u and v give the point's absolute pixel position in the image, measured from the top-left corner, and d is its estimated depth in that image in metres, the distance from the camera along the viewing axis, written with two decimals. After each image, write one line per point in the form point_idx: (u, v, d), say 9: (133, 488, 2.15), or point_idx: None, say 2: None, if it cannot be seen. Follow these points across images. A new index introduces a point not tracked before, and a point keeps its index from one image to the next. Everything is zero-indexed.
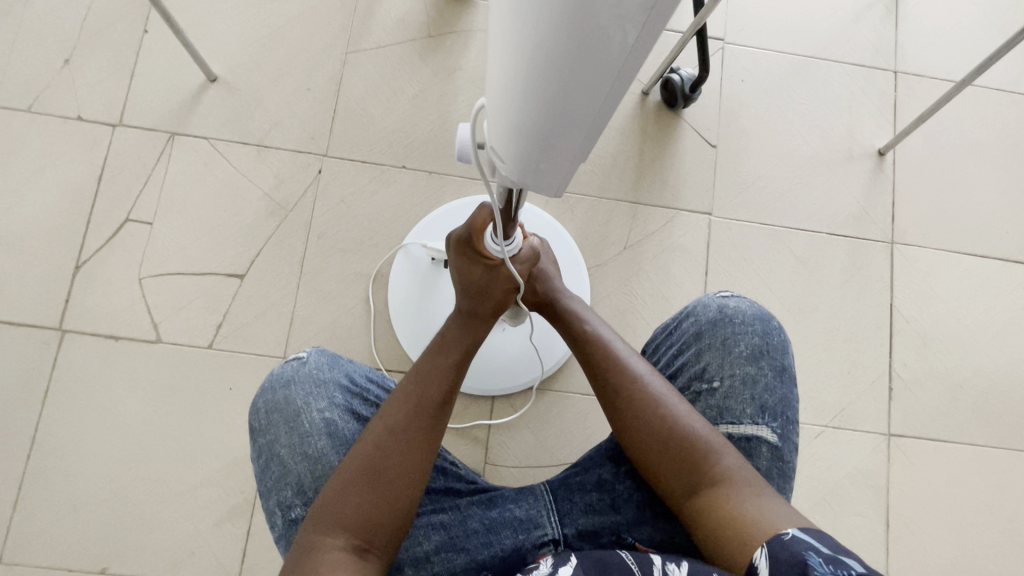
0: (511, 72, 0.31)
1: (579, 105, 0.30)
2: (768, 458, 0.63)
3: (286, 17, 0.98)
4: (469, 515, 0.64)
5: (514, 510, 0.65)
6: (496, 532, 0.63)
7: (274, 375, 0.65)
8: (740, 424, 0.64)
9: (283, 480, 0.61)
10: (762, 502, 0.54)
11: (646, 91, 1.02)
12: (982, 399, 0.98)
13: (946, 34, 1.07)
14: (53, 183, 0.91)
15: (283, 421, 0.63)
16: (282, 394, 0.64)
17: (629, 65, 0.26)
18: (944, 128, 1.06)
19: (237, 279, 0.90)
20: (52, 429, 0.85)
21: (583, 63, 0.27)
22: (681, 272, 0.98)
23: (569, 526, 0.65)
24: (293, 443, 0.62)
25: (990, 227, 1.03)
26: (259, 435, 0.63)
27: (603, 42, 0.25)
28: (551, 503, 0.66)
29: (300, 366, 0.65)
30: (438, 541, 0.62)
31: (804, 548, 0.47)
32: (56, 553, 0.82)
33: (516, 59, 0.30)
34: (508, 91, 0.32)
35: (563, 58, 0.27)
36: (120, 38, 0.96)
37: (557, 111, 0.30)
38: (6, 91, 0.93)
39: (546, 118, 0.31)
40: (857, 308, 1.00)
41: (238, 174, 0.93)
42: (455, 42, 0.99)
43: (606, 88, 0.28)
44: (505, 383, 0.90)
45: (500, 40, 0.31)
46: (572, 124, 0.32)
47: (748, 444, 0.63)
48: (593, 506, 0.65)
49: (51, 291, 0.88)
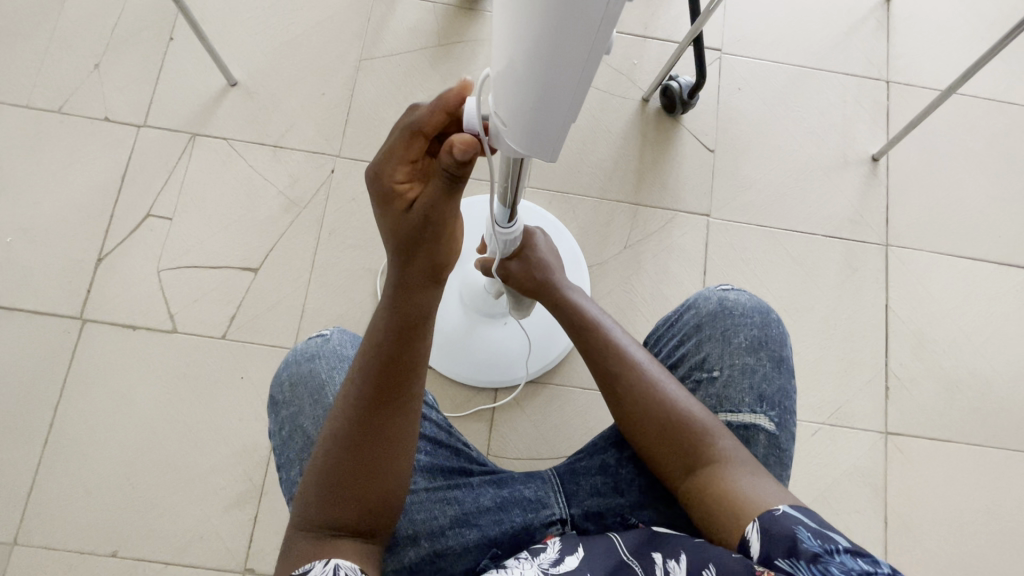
0: (509, 36, 0.34)
1: (567, 63, 0.33)
2: (765, 446, 0.63)
3: (303, 26, 1.04)
4: (481, 492, 0.66)
5: (523, 490, 0.67)
6: (506, 510, 0.65)
7: (299, 350, 0.70)
8: (738, 413, 0.64)
9: (306, 449, 0.65)
10: (754, 480, 0.55)
11: (646, 98, 1.06)
12: (978, 399, 1.00)
13: (936, 46, 1.11)
14: (79, 179, 0.96)
15: (307, 394, 0.66)
16: (307, 367, 0.68)
17: (610, 16, 0.29)
18: (936, 135, 1.09)
19: (250, 273, 0.94)
20: (69, 414, 0.88)
21: (568, 18, 0.30)
22: (680, 271, 1.01)
23: (576, 507, 0.66)
24: (317, 414, 0.65)
25: (982, 230, 1.06)
26: (283, 407, 0.67)
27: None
28: (558, 484, 0.68)
29: (324, 343, 0.70)
30: (453, 515, 0.64)
31: (794, 522, 0.49)
32: (70, 535, 0.85)
33: (512, 22, 0.33)
34: (507, 53, 0.35)
35: (551, 15, 0.30)
36: (146, 45, 1.01)
37: (553, 62, 0.33)
38: (38, 93, 0.98)
39: (542, 71, 0.33)
40: (853, 308, 1.02)
41: (255, 173, 0.97)
42: (463, 50, 1.04)
43: (592, 34, 0.30)
44: (503, 376, 0.93)
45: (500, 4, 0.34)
46: (566, 78, 0.34)
47: (744, 432, 0.63)
48: (599, 489, 0.67)
49: (73, 282, 0.92)
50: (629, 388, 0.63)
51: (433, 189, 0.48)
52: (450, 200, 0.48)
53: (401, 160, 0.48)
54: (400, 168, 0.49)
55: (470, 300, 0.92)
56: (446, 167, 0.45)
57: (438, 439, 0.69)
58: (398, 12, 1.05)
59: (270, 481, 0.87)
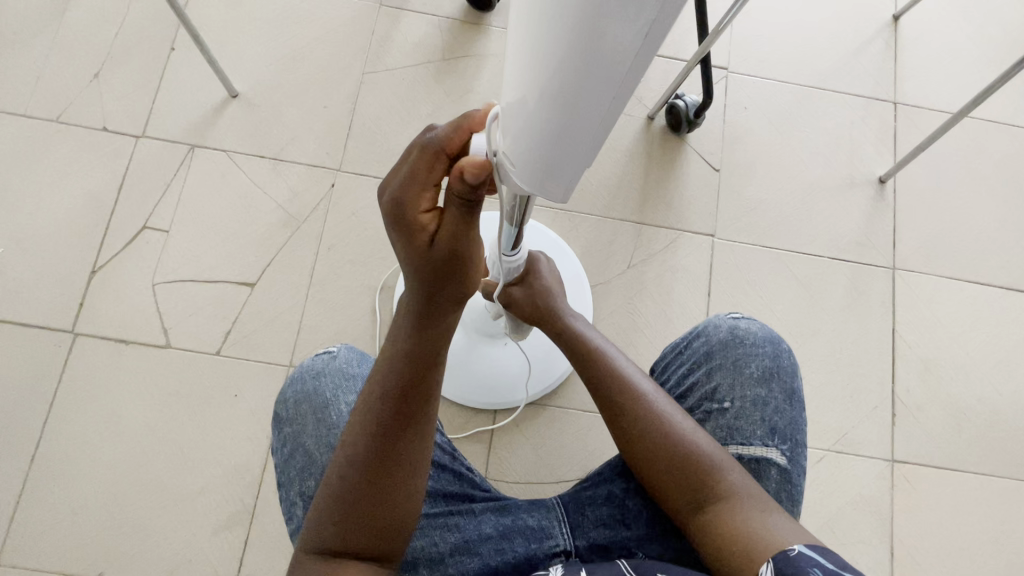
0: (526, 77, 0.33)
1: (586, 108, 0.32)
2: (777, 481, 0.61)
3: (307, 39, 1.03)
4: (483, 519, 0.64)
5: (527, 519, 0.65)
6: (508, 539, 0.63)
7: (305, 367, 0.68)
8: (750, 446, 0.62)
9: (307, 470, 0.62)
10: (766, 517, 0.53)
11: (652, 116, 1.05)
12: (985, 428, 0.98)
13: (945, 69, 1.11)
14: (75, 190, 0.94)
15: (311, 412, 0.64)
16: (312, 385, 0.66)
17: (635, 68, 0.29)
18: (944, 158, 1.08)
19: (247, 287, 0.92)
20: (58, 430, 0.86)
21: (593, 63, 0.29)
22: (684, 293, 0.99)
23: (580, 538, 0.64)
24: (320, 434, 0.63)
25: (991, 255, 1.04)
26: (286, 425, 0.65)
27: (610, 45, 0.28)
28: (562, 513, 0.65)
29: (330, 360, 0.68)
30: (453, 543, 0.62)
31: (809, 564, 0.46)
32: (55, 556, 0.82)
33: (530, 63, 0.32)
34: (522, 94, 0.34)
35: (572, 60, 0.29)
36: (147, 55, 1.00)
37: (572, 109, 0.32)
38: (36, 102, 0.97)
39: (560, 117, 0.33)
40: (859, 332, 1.00)
41: (254, 186, 0.96)
42: (468, 65, 1.03)
43: (616, 85, 0.30)
44: (503, 398, 0.91)
45: (517, 48, 0.33)
46: (583, 126, 0.33)
47: (756, 466, 0.61)
48: (605, 521, 0.65)
49: (66, 294, 0.90)
50: (637, 421, 0.61)
51: (454, 219, 0.44)
52: (469, 229, 0.45)
53: (424, 185, 0.45)
54: (423, 194, 0.46)
55: (471, 319, 0.91)
56: (458, 193, 0.42)
57: (442, 463, 0.67)
58: (403, 26, 1.04)
59: (262, 504, 0.85)
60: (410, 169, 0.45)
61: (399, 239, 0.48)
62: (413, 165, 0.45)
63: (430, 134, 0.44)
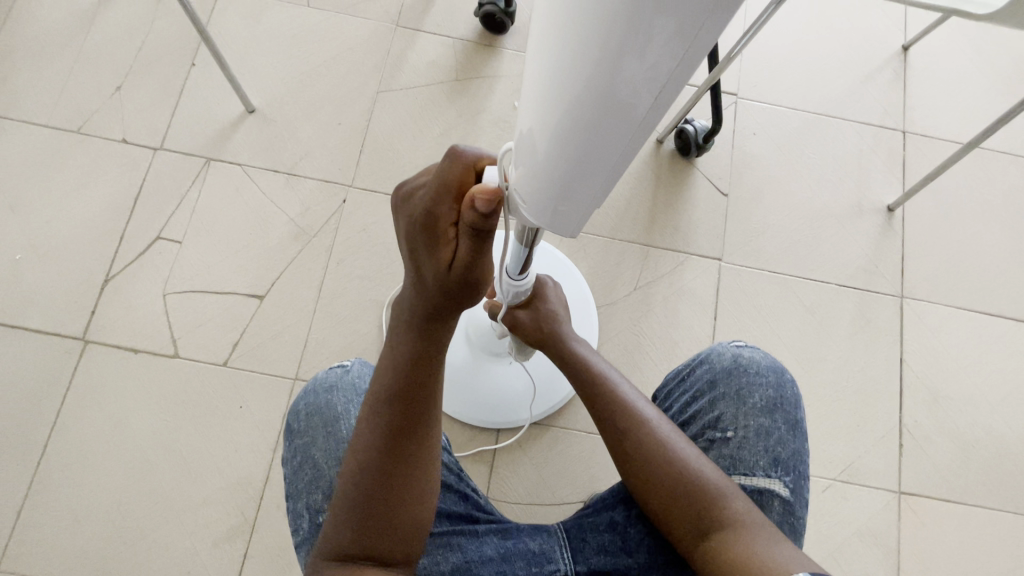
0: (543, 111, 0.34)
1: (602, 149, 0.33)
2: (780, 513, 0.60)
3: (324, 56, 1.05)
4: (485, 541, 0.64)
5: (528, 542, 0.64)
6: (510, 562, 0.63)
7: (318, 379, 0.68)
8: (752, 476, 0.61)
9: (314, 483, 0.63)
10: (771, 546, 0.52)
11: (661, 139, 1.06)
12: (995, 461, 0.97)
13: (954, 99, 1.11)
14: (92, 199, 0.96)
15: (322, 425, 0.65)
16: (324, 399, 0.66)
17: (650, 114, 0.31)
18: (953, 188, 1.08)
19: (256, 299, 0.93)
20: (64, 437, 0.87)
21: (615, 101, 0.30)
22: (690, 316, 0.99)
23: (581, 564, 0.63)
24: (329, 447, 0.64)
25: (1000, 286, 1.04)
26: (297, 437, 0.65)
27: (627, 93, 0.29)
28: (564, 538, 0.65)
29: (343, 374, 0.68)
30: (454, 563, 0.61)
31: None
32: (55, 563, 0.82)
33: (548, 97, 0.33)
34: (538, 126, 0.35)
35: (589, 106, 0.31)
36: (167, 70, 1.03)
37: (587, 150, 0.34)
38: (58, 113, 0.99)
39: (575, 157, 0.34)
40: (866, 360, 1.00)
41: (267, 199, 0.97)
42: (480, 86, 1.04)
43: (631, 129, 0.32)
44: (506, 418, 0.91)
45: (532, 92, 0.35)
46: (597, 165, 0.35)
47: (758, 496, 0.61)
48: (606, 547, 0.64)
49: (78, 302, 0.92)
50: (640, 447, 0.61)
51: (469, 247, 0.45)
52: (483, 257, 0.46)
53: (456, 201, 0.45)
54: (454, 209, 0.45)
55: (477, 338, 0.91)
56: (469, 222, 0.43)
57: (447, 482, 0.67)
58: (417, 46, 1.06)
59: (262, 516, 0.85)
60: (444, 178, 0.44)
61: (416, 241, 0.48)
62: (447, 175, 0.44)
63: (465, 146, 0.44)
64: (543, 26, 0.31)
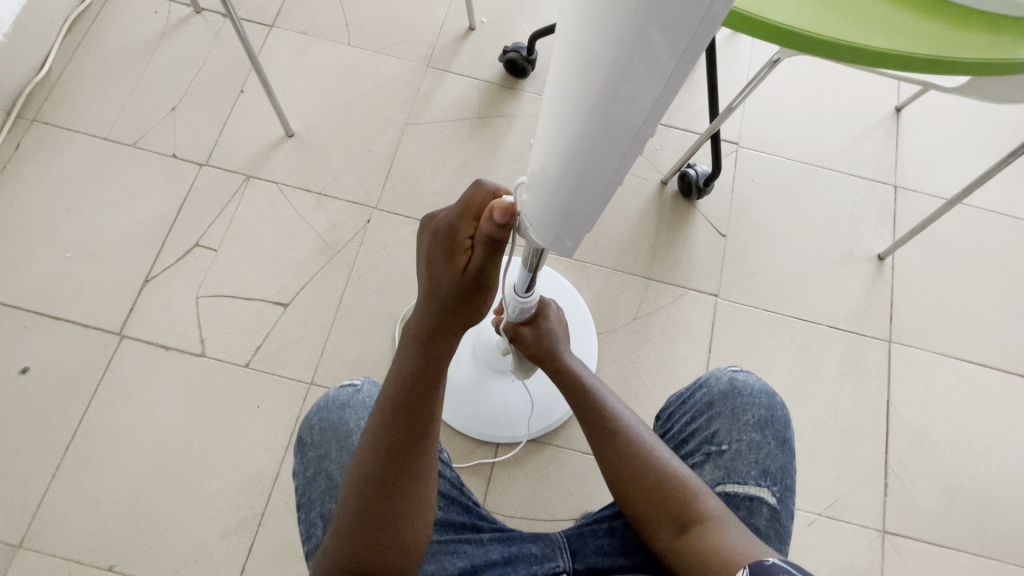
0: (558, 126, 0.40)
1: (594, 183, 0.41)
2: (767, 519, 0.65)
3: (359, 89, 1.15)
4: (490, 547, 0.68)
5: (531, 547, 0.68)
6: (512, 564, 0.67)
7: (330, 397, 0.74)
8: (744, 484, 0.66)
9: (327, 492, 0.68)
10: (743, 538, 0.57)
11: (664, 181, 1.14)
12: (979, 507, 0.99)
13: (944, 159, 1.18)
14: (140, 206, 1.05)
15: (335, 439, 0.70)
16: (337, 415, 0.71)
17: (628, 160, 0.38)
18: (943, 241, 1.14)
19: (281, 306, 1.00)
20: (93, 423, 0.93)
21: (610, 131, 0.36)
22: (685, 347, 1.04)
23: (579, 563, 0.68)
24: (343, 460, 0.69)
25: (986, 336, 1.08)
26: (310, 450, 0.71)
27: (612, 139, 0.37)
28: (565, 542, 0.69)
29: (355, 393, 0.74)
30: (461, 566, 0.65)
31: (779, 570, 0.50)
32: (72, 544, 0.87)
33: (563, 113, 0.38)
34: (552, 146, 0.41)
35: (585, 147, 0.38)
36: (218, 94, 1.13)
37: (582, 182, 0.41)
38: (118, 127, 1.10)
39: (572, 187, 0.42)
40: (854, 400, 1.04)
41: (298, 215, 1.06)
42: (500, 123, 1.14)
43: (615, 168, 0.39)
44: (506, 433, 0.96)
45: (543, 135, 0.43)
46: (589, 196, 0.42)
47: (749, 503, 0.65)
48: (604, 549, 0.69)
49: (118, 299, 0.99)
50: (625, 452, 0.66)
51: (482, 257, 0.53)
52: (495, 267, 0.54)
53: (473, 220, 0.53)
54: (471, 228, 0.53)
55: (482, 354, 0.97)
56: (488, 233, 0.50)
57: (451, 495, 0.70)
58: (445, 85, 1.16)
59: (269, 512, 0.90)
60: (462, 202, 0.53)
61: (433, 258, 0.56)
62: (465, 199, 0.52)
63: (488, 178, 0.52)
64: (558, 72, 0.38)
